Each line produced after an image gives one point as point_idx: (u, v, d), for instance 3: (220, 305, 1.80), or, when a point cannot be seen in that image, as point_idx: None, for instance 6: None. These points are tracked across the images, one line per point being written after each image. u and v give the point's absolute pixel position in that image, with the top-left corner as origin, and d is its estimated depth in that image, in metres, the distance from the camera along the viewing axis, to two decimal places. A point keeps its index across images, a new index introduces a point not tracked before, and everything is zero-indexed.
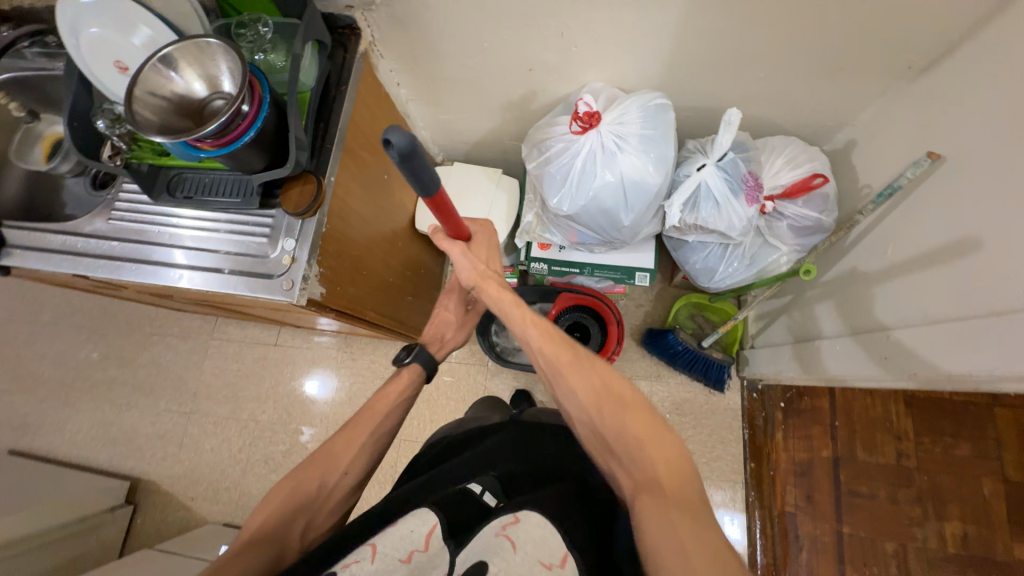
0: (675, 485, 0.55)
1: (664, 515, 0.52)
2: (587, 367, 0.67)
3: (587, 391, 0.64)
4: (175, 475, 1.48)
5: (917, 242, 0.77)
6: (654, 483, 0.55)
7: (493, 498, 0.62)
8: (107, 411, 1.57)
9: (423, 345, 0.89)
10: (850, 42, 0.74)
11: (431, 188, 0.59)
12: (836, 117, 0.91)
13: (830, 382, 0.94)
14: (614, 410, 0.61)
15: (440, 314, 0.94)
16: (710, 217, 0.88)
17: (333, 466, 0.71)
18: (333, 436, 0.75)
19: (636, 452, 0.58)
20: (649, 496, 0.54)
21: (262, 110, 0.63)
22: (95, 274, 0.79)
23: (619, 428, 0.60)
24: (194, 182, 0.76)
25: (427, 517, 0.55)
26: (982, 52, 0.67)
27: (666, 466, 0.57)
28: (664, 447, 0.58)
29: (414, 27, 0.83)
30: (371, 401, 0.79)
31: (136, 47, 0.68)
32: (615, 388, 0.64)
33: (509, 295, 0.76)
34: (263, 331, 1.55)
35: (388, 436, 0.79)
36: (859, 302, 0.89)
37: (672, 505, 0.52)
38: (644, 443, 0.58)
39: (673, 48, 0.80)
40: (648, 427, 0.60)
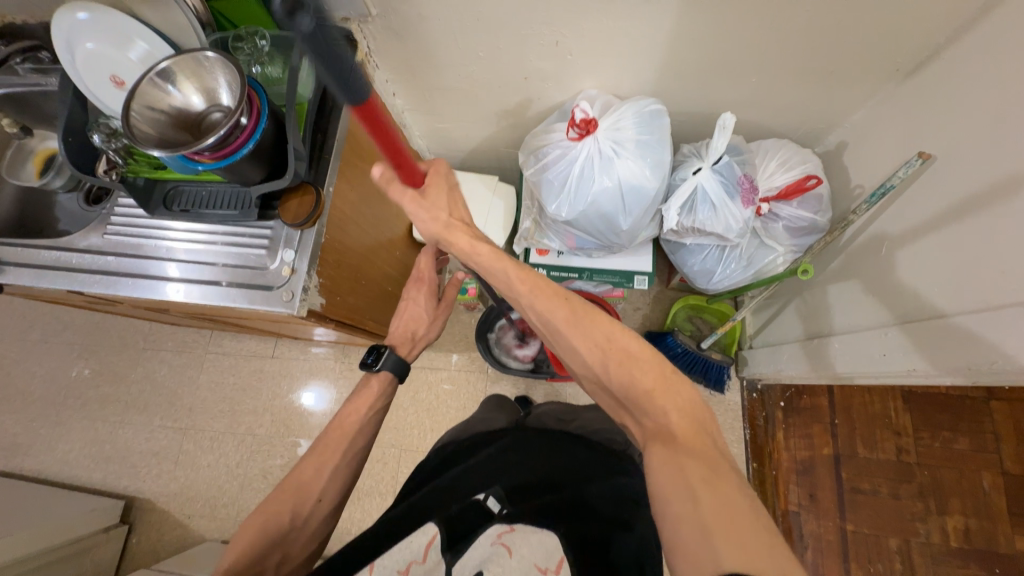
0: (692, 437, 0.50)
1: (675, 464, 0.48)
2: (585, 321, 0.60)
3: (589, 348, 0.58)
4: (172, 493, 1.45)
5: (910, 238, 0.79)
6: (665, 434, 0.51)
7: (496, 504, 0.65)
8: (101, 429, 1.54)
9: (391, 347, 0.87)
10: (838, 47, 0.76)
11: (351, 86, 0.49)
12: (826, 119, 0.92)
13: (839, 380, 0.93)
14: (622, 365, 0.56)
15: (408, 310, 0.92)
16: (708, 219, 0.89)
17: (306, 493, 0.71)
18: (302, 461, 0.74)
19: (645, 405, 0.54)
20: (659, 443, 0.51)
21: (260, 122, 0.63)
22: (90, 289, 0.78)
23: (627, 382, 0.55)
24: (192, 196, 0.76)
25: (428, 529, 0.62)
26: (964, 55, 0.69)
27: (680, 415, 0.52)
28: (676, 396, 0.54)
29: (410, 37, 0.84)
30: (337, 422, 0.79)
31: (132, 61, 0.68)
32: (620, 343, 0.57)
33: (484, 248, 0.68)
34: (260, 344, 1.54)
35: (360, 455, 0.78)
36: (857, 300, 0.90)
37: (683, 455, 0.48)
38: (656, 396, 0.54)
39: (666, 55, 0.81)
40: (658, 376, 0.55)
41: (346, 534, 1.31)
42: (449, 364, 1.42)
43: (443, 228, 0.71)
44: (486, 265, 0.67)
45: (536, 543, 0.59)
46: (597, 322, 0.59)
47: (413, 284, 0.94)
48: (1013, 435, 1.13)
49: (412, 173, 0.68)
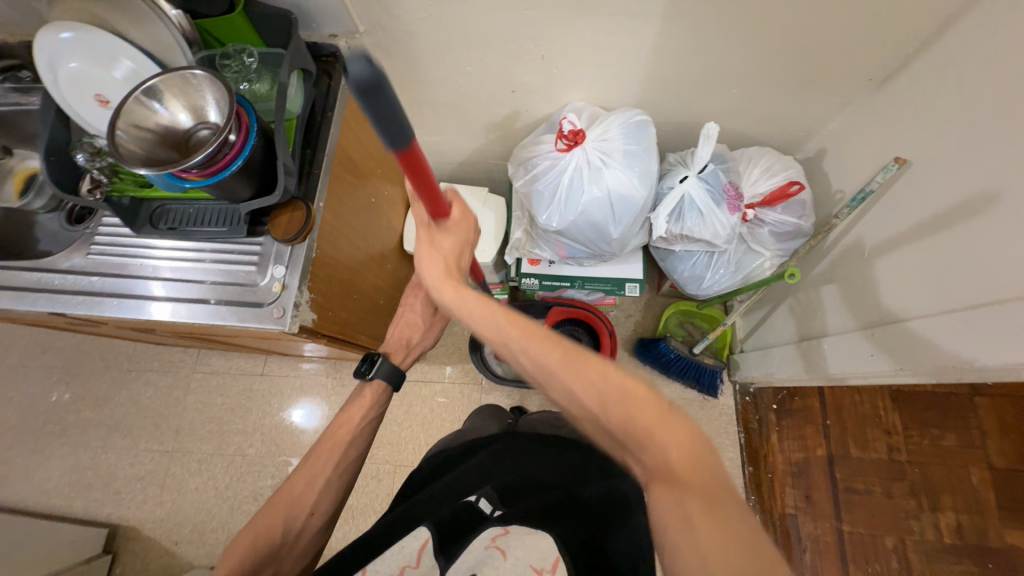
0: (694, 473, 0.47)
1: (679, 507, 0.45)
2: (579, 361, 0.53)
3: (585, 389, 0.52)
4: (158, 519, 1.40)
5: (891, 240, 0.81)
6: (666, 473, 0.48)
7: (489, 505, 0.67)
8: (82, 455, 1.49)
9: (385, 355, 0.87)
10: (814, 58, 0.78)
11: (403, 143, 0.46)
12: (806, 127, 0.95)
13: (832, 381, 0.93)
14: (621, 404, 0.51)
15: (406, 317, 0.93)
16: (695, 226, 0.90)
17: (299, 506, 0.70)
18: (294, 473, 0.73)
19: (644, 445, 0.49)
20: (660, 484, 0.48)
21: (249, 139, 0.63)
22: (72, 311, 0.76)
23: (628, 424, 0.50)
24: (179, 214, 0.75)
25: (420, 534, 0.64)
26: (933, 64, 0.72)
27: (680, 451, 0.48)
28: (676, 432, 0.49)
29: (398, 53, 0.85)
30: (331, 431, 0.78)
31: (117, 80, 0.68)
32: (617, 381, 0.52)
33: (472, 295, 0.62)
34: (249, 362, 1.51)
35: (353, 467, 0.77)
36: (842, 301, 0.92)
37: (685, 493, 0.46)
38: (657, 433, 0.49)
39: (650, 67, 0.83)
40: (657, 411, 0.50)
41: None
42: (443, 376, 1.41)
43: (437, 271, 0.66)
44: (468, 309, 0.62)
45: (529, 545, 0.63)
46: (591, 360, 0.53)
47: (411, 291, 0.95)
48: (997, 430, 1.16)
49: (440, 206, 0.64)
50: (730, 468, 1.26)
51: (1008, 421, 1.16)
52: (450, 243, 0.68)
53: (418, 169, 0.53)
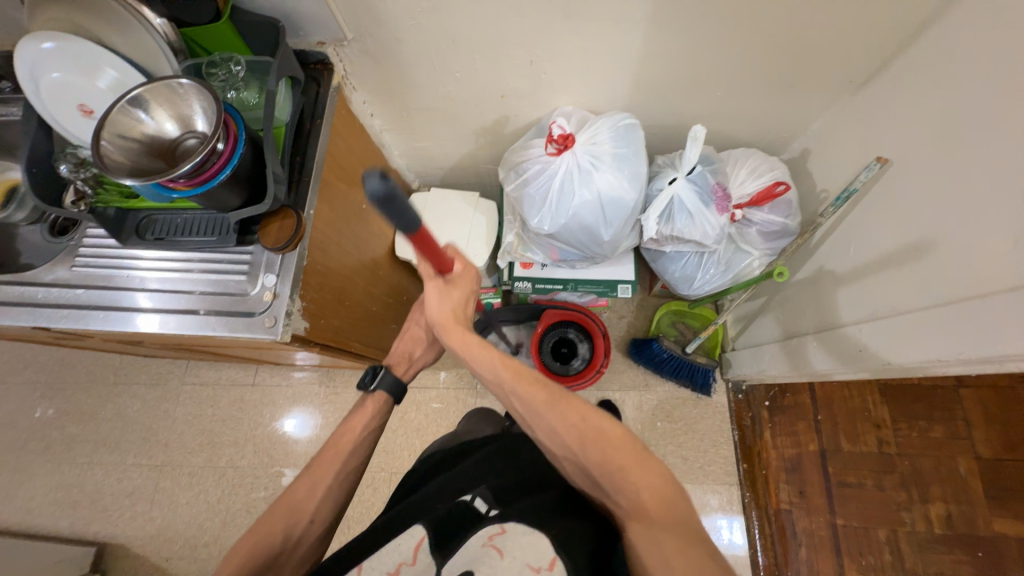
0: (664, 512, 0.52)
1: (653, 543, 0.50)
2: (563, 404, 0.60)
3: (566, 430, 0.58)
4: (148, 535, 1.37)
5: (875, 239, 0.83)
6: (641, 511, 0.53)
7: (484, 504, 0.64)
8: (68, 472, 1.45)
9: (389, 367, 0.85)
10: (797, 60, 0.80)
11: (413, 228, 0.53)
12: (790, 127, 0.97)
13: (817, 377, 0.95)
14: (598, 444, 0.56)
15: (410, 330, 0.90)
16: (685, 227, 0.91)
17: (298, 513, 0.69)
18: (295, 482, 0.72)
19: (621, 486, 0.54)
20: (637, 522, 0.53)
21: (238, 147, 0.63)
22: (57, 324, 0.75)
23: (605, 462, 0.55)
24: (166, 224, 0.74)
25: (416, 531, 0.62)
26: (912, 65, 0.74)
27: (653, 493, 0.54)
28: (648, 473, 0.55)
29: (387, 60, 0.85)
30: (333, 439, 0.76)
31: (101, 90, 0.67)
32: (594, 422, 0.58)
33: (475, 339, 0.66)
34: (239, 372, 1.49)
35: (354, 475, 0.76)
36: (828, 299, 0.94)
37: (658, 530, 0.51)
38: (630, 473, 0.55)
39: (637, 71, 0.84)
40: (631, 454, 0.56)
41: None
42: (437, 382, 1.40)
43: (442, 316, 0.68)
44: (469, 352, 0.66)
45: (527, 544, 0.57)
46: (572, 403, 0.60)
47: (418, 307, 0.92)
48: (982, 420, 1.18)
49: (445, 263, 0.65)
50: (725, 466, 1.27)
51: (992, 411, 1.19)
52: (456, 294, 0.69)
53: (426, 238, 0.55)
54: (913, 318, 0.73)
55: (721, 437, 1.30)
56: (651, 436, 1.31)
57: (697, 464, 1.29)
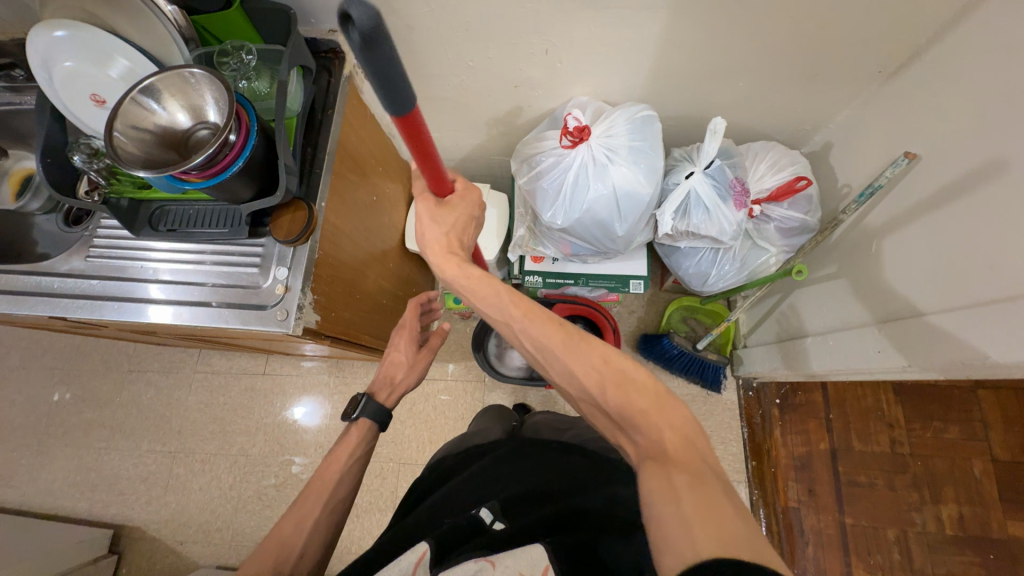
0: (685, 452, 0.47)
1: (664, 478, 0.45)
2: (581, 345, 0.55)
3: (585, 371, 0.54)
4: (162, 519, 1.41)
5: (899, 235, 0.80)
6: (658, 452, 0.48)
7: (489, 514, 0.63)
8: (85, 456, 1.49)
9: (370, 395, 0.87)
10: (822, 49, 0.77)
11: (405, 104, 0.44)
12: (812, 120, 0.95)
13: (813, 377, 1.00)
14: (621, 389, 0.52)
15: (392, 356, 0.93)
16: (701, 222, 0.89)
17: (288, 548, 0.69)
18: (288, 511, 0.73)
19: (638, 424, 0.50)
20: (651, 462, 0.47)
21: (250, 138, 0.62)
22: (73, 315, 0.75)
23: (625, 405, 0.51)
24: (179, 214, 0.73)
25: (419, 546, 0.56)
26: (946, 55, 0.71)
27: (674, 432, 0.49)
28: (669, 415, 0.50)
29: (400, 48, 0.83)
30: (318, 472, 0.78)
31: (113, 79, 0.66)
32: (617, 365, 0.53)
33: (478, 274, 0.63)
34: (251, 361, 1.50)
35: (344, 503, 0.77)
36: (846, 300, 0.91)
37: (672, 467, 0.46)
38: (652, 416, 0.50)
39: (655, 60, 0.82)
40: (653, 396, 0.51)
41: (346, 552, 1.29)
42: (446, 374, 1.40)
43: (442, 252, 0.66)
44: (477, 291, 0.63)
45: (522, 553, 0.51)
46: (592, 343, 0.55)
47: (397, 333, 0.96)
48: (999, 421, 1.16)
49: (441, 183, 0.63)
50: (733, 463, 1.27)
51: (1012, 413, 1.16)
52: (453, 221, 0.67)
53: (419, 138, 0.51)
54: (935, 320, 0.71)
55: (729, 435, 1.28)
56: None
57: None
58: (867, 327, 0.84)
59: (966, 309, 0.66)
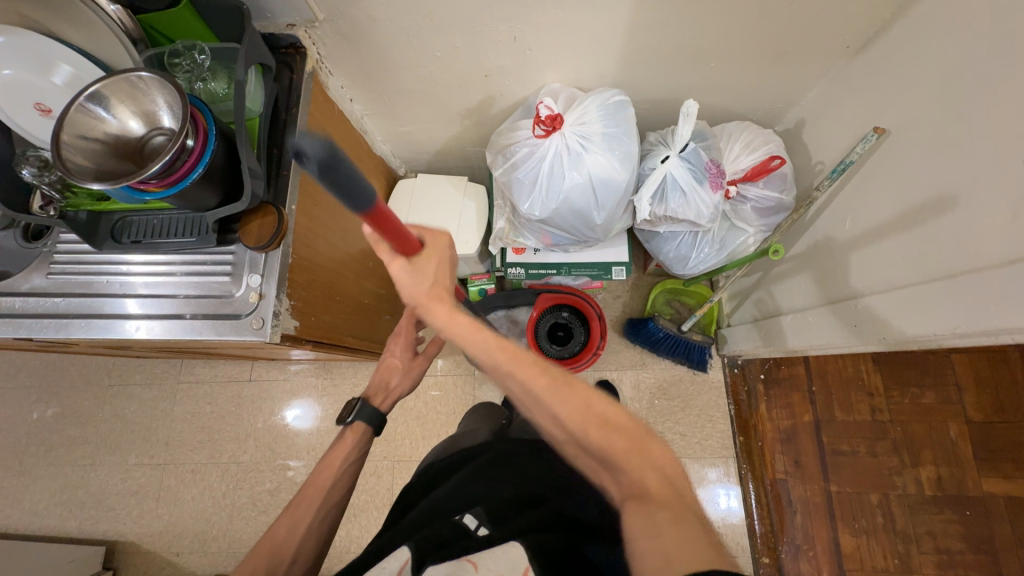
0: (667, 493, 0.51)
1: (647, 516, 0.48)
2: (565, 389, 0.58)
3: (569, 415, 0.56)
4: (156, 532, 1.39)
5: (870, 212, 0.81)
6: (641, 492, 0.51)
7: (473, 520, 0.64)
8: (71, 474, 1.46)
9: (365, 400, 0.88)
10: (789, 28, 0.77)
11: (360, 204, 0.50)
12: (785, 97, 0.94)
13: (792, 353, 1.02)
14: (602, 432, 0.55)
15: (387, 362, 0.93)
16: (678, 206, 0.88)
17: (282, 552, 0.68)
18: (277, 521, 0.72)
19: (623, 466, 0.53)
20: (635, 502, 0.51)
21: (209, 143, 0.59)
22: (38, 335, 0.73)
23: (607, 446, 0.54)
24: (142, 225, 0.71)
25: (401, 554, 0.60)
26: (912, 29, 0.71)
27: (655, 477, 0.52)
28: (651, 457, 0.54)
29: (362, 41, 0.80)
30: (313, 478, 0.77)
31: (57, 86, 0.62)
32: (598, 408, 0.57)
33: (462, 318, 0.62)
34: (236, 367, 1.48)
35: (337, 510, 0.77)
36: (819, 280, 0.94)
37: (656, 506, 0.49)
38: (631, 458, 0.54)
39: (625, 44, 0.81)
40: (632, 439, 0.55)
41: (346, 552, 1.29)
42: (435, 370, 1.40)
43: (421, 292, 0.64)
44: (459, 332, 0.62)
45: (502, 555, 0.56)
46: (574, 387, 0.58)
47: (392, 339, 0.95)
48: (973, 384, 1.20)
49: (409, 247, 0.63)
50: (722, 440, 1.31)
51: (984, 376, 1.20)
52: (433, 271, 0.64)
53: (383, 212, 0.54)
54: (898, 296, 0.74)
55: (716, 413, 1.31)
56: (650, 414, 1.34)
57: (695, 439, 1.31)
58: (838, 305, 0.87)
59: (929, 283, 0.68)
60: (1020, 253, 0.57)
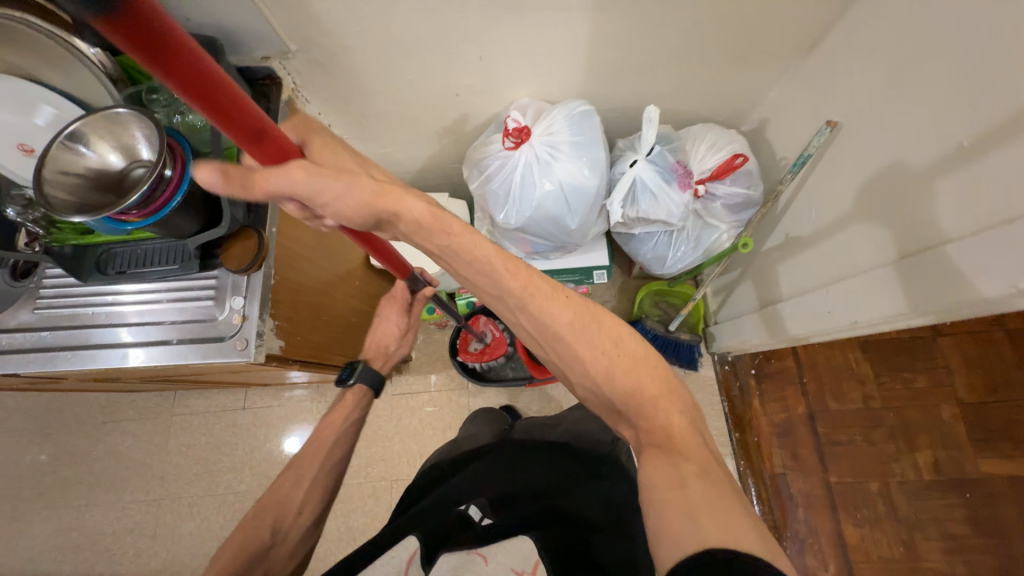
0: (690, 445, 0.51)
1: (670, 463, 0.49)
2: (592, 328, 0.56)
3: (595, 355, 0.55)
4: (152, 570, 1.36)
5: (845, 195, 0.81)
6: (663, 439, 0.52)
7: (477, 512, 0.67)
8: (65, 516, 1.43)
9: (366, 361, 0.88)
10: (740, 33, 0.81)
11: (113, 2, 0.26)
12: (747, 98, 0.98)
13: (794, 342, 0.95)
14: (628, 371, 0.55)
15: (382, 326, 0.91)
16: (649, 208, 0.91)
17: (285, 506, 0.73)
18: (279, 478, 0.77)
19: (648, 412, 0.54)
20: (655, 450, 0.51)
21: (187, 172, 0.62)
22: (25, 369, 0.74)
23: (633, 387, 0.54)
24: (127, 256, 0.72)
25: (410, 543, 0.62)
26: (854, 27, 0.75)
27: (680, 419, 0.54)
28: (676, 403, 0.55)
29: (336, 69, 0.84)
30: (316, 432, 0.82)
31: (39, 127, 0.65)
32: (626, 347, 0.56)
33: (452, 223, 0.56)
34: (230, 396, 1.47)
35: (337, 469, 0.79)
36: (827, 254, 0.86)
37: (678, 455, 0.50)
38: (659, 402, 0.54)
39: (587, 57, 0.85)
40: (662, 384, 0.56)
41: None
42: (429, 386, 1.41)
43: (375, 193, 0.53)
44: (456, 242, 0.56)
45: (512, 548, 0.59)
46: (601, 325, 0.57)
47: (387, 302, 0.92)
48: (963, 366, 1.20)
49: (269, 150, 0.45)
50: (718, 438, 1.31)
51: (973, 357, 1.20)
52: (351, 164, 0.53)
53: (183, 58, 0.31)
54: (955, 248, 0.60)
55: (710, 411, 1.32)
56: None
57: None
58: (883, 268, 0.71)
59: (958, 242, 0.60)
60: (1006, 214, 0.55)
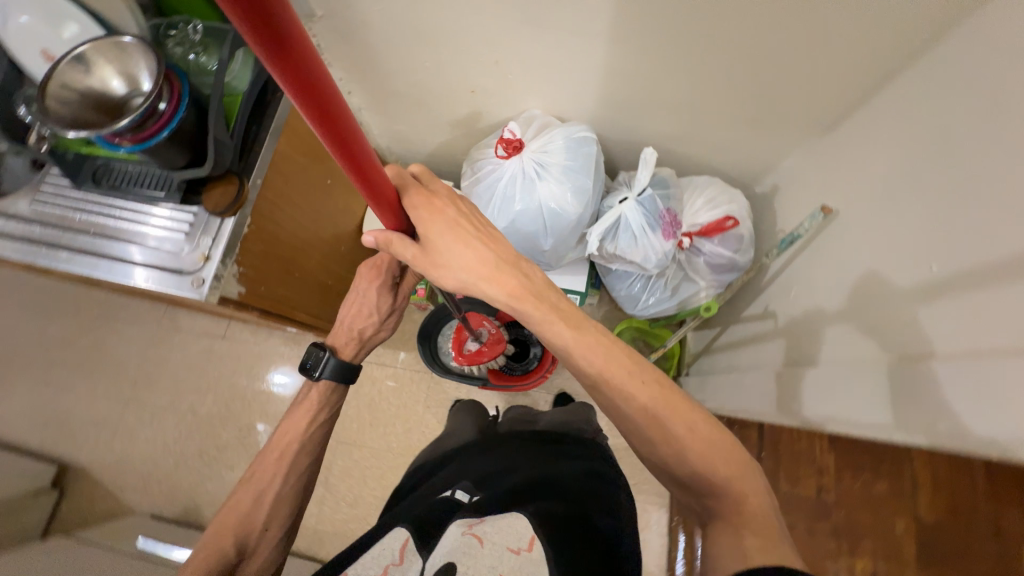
0: (764, 520, 0.48)
1: (734, 536, 0.47)
2: (664, 406, 0.54)
3: (665, 436, 0.53)
4: (106, 463, 1.45)
5: (829, 284, 0.79)
6: (733, 512, 0.49)
7: (465, 495, 0.74)
8: (43, 393, 1.54)
9: (333, 353, 0.83)
10: (761, 95, 0.79)
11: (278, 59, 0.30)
12: (762, 161, 0.95)
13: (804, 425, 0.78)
14: (704, 455, 0.52)
15: (357, 297, 0.87)
16: (627, 247, 0.90)
17: (251, 524, 0.74)
18: (240, 492, 0.77)
19: (713, 488, 0.51)
20: (719, 520, 0.49)
21: (180, 109, 0.65)
22: (10, 255, 0.79)
23: (708, 466, 0.51)
24: (120, 173, 0.77)
25: (401, 534, 0.67)
26: (875, 118, 0.72)
27: (758, 497, 0.49)
28: (753, 483, 0.51)
29: (357, 40, 0.85)
30: (276, 440, 0.81)
31: (62, 39, 0.68)
32: (699, 430, 0.53)
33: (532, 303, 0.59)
34: (210, 323, 1.53)
35: (309, 468, 0.81)
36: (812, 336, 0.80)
37: (745, 525, 0.47)
38: (737, 486, 0.50)
39: (604, 84, 0.84)
40: (736, 464, 0.51)
41: None
42: (396, 361, 1.44)
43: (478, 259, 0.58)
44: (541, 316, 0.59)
45: (511, 529, 0.63)
46: (674, 404, 0.55)
47: (366, 272, 0.87)
48: None
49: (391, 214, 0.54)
50: None
51: None
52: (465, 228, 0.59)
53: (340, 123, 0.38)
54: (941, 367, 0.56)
55: None
56: None
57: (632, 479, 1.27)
58: (872, 362, 0.66)
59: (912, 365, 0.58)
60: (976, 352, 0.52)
